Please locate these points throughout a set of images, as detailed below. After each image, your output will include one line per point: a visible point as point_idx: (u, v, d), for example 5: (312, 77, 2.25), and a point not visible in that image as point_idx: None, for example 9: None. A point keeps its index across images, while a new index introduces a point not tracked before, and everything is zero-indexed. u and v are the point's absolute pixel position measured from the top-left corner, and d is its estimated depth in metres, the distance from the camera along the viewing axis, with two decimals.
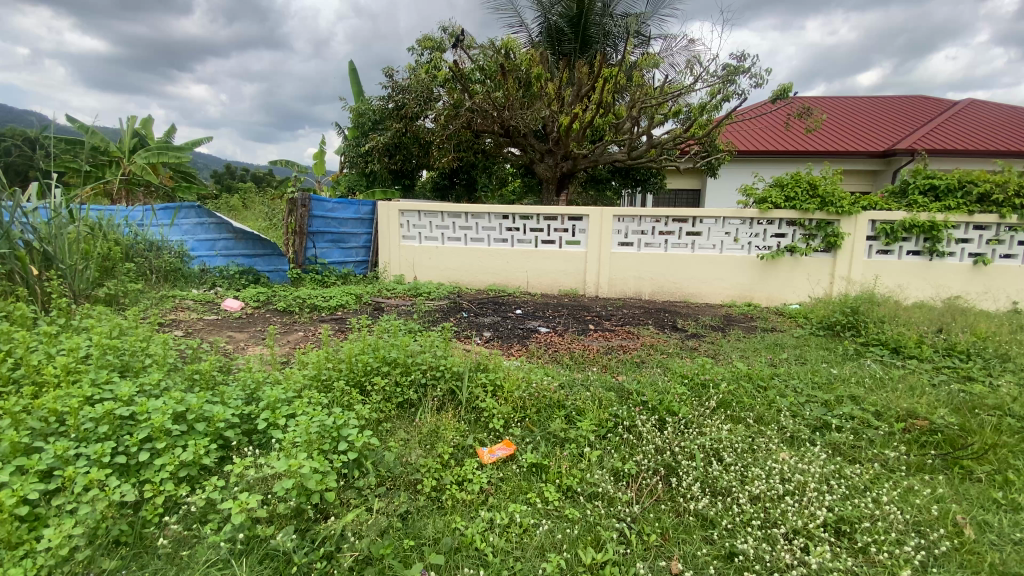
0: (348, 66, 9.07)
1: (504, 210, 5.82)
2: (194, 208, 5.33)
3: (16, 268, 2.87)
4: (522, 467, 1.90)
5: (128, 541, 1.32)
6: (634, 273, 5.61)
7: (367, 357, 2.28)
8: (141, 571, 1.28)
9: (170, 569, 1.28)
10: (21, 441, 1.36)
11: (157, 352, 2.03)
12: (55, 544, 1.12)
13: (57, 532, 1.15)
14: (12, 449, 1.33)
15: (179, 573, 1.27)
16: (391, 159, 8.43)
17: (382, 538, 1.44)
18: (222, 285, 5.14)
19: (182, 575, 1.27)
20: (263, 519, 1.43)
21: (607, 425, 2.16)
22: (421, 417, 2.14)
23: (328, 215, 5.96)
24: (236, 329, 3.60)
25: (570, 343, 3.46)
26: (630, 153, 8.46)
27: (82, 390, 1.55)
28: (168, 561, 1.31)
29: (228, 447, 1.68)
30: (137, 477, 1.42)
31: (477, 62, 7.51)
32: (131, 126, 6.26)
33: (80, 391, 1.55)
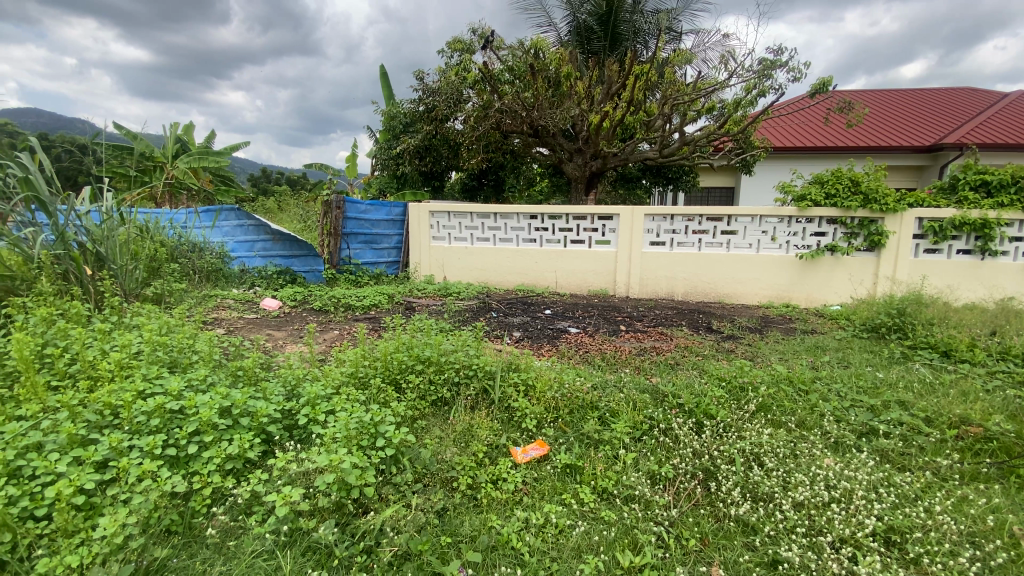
0: (379, 71, 9.24)
1: (534, 210, 5.81)
2: (234, 210, 5.53)
3: (71, 269, 2.99)
4: (556, 468, 1.89)
5: (178, 530, 1.37)
6: (667, 273, 5.51)
7: (402, 355, 2.31)
8: (191, 560, 1.32)
9: (219, 559, 1.32)
10: (78, 433, 1.43)
11: (203, 349, 2.11)
12: (110, 532, 1.17)
13: (113, 521, 1.20)
14: (69, 440, 1.40)
15: (227, 562, 1.32)
16: (421, 161, 8.51)
17: (420, 534, 1.45)
18: (260, 284, 5.30)
19: (230, 564, 1.31)
20: (305, 513, 1.47)
21: (642, 427, 2.13)
22: (454, 415, 2.15)
23: (362, 217, 6.08)
24: (274, 328, 3.71)
25: (601, 343, 3.43)
26: (662, 151, 8.32)
27: (134, 385, 1.62)
28: (215, 551, 1.36)
29: (271, 442, 1.73)
30: (186, 469, 1.48)
31: (506, 63, 7.55)
32: (173, 132, 6.54)
33: (133, 386, 1.62)
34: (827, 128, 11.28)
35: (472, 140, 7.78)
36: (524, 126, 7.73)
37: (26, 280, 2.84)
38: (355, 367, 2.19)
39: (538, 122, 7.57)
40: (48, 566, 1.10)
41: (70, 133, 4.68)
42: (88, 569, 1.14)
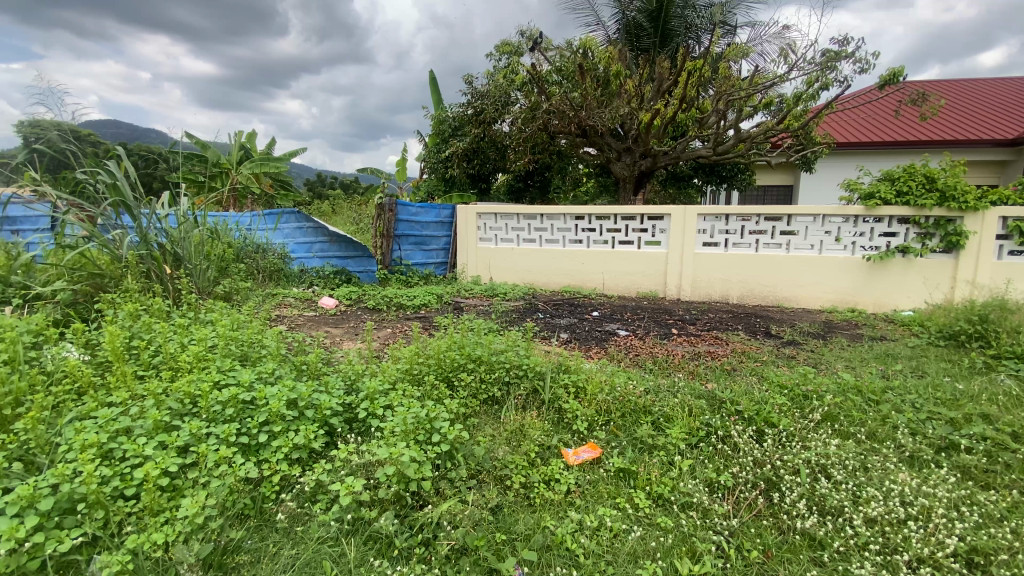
0: (429, 76, 9.44)
1: (582, 210, 5.76)
2: (294, 213, 5.81)
3: (153, 268, 3.21)
4: (609, 472, 1.87)
5: (251, 513, 1.46)
6: (721, 274, 5.32)
7: (454, 353, 2.35)
8: (263, 542, 1.40)
9: (288, 543, 1.40)
10: (162, 420, 1.54)
11: (270, 344, 2.24)
12: (192, 512, 1.26)
13: (195, 503, 1.29)
14: (155, 426, 1.52)
15: (296, 546, 1.39)
16: (469, 164, 8.60)
17: (475, 530, 1.47)
18: (318, 284, 5.54)
19: (298, 548, 1.38)
20: (366, 504, 1.52)
21: (699, 433, 2.06)
22: (506, 415, 2.17)
23: (412, 219, 6.23)
24: (332, 325, 3.88)
25: (652, 347, 3.35)
26: (716, 149, 8.06)
27: (211, 376, 1.73)
28: (284, 535, 1.43)
29: (334, 434, 1.80)
30: (257, 457, 1.56)
31: (554, 64, 7.54)
32: (238, 140, 6.94)
33: (210, 377, 1.74)
34: (897, 122, 10.56)
35: (519, 142, 7.82)
36: (572, 126, 7.69)
37: (113, 277, 3.06)
38: (410, 365, 2.24)
39: (586, 122, 7.50)
40: (137, 542, 1.19)
41: (147, 142, 5.05)
42: (172, 546, 1.23)
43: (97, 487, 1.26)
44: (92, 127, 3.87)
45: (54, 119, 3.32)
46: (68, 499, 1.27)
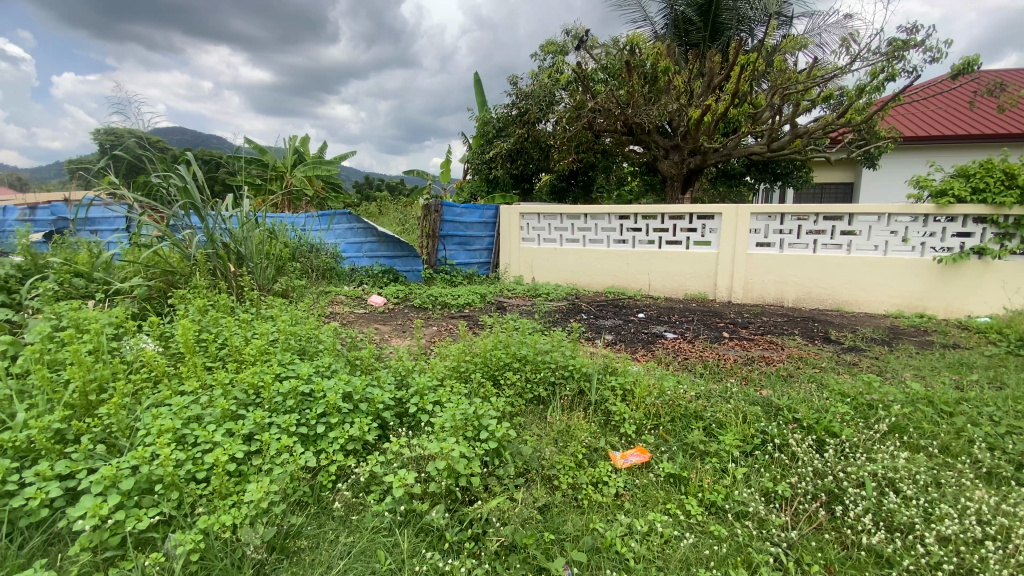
0: (474, 78, 9.55)
1: (627, 210, 5.67)
2: (345, 214, 6.01)
3: (219, 266, 3.42)
4: (659, 477, 1.83)
5: (310, 500, 1.52)
6: (775, 276, 5.10)
7: (500, 352, 2.37)
8: (321, 529, 1.46)
9: (344, 531, 1.45)
10: (229, 409, 1.64)
11: (326, 339, 2.33)
12: (257, 497, 1.33)
13: (260, 488, 1.36)
14: (223, 414, 1.61)
15: (351, 535, 1.44)
16: (513, 164, 8.62)
17: (524, 528, 1.48)
18: (367, 282, 5.71)
19: (354, 537, 1.43)
20: (417, 497, 1.56)
21: (754, 441, 1.99)
22: (552, 415, 2.16)
23: (457, 219, 6.33)
24: (382, 322, 4.00)
25: (702, 351, 3.25)
26: (770, 145, 7.74)
27: (273, 368, 1.82)
28: (340, 523, 1.48)
29: (386, 427, 1.86)
30: (315, 447, 1.63)
31: (600, 62, 7.45)
32: (293, 144, 7.26)
33: (272, 369, 1.83)
34: (972, 114, 9.81)
35: (564, 141, 7.78)
36: (617, 124, 7.59)
37: (183, 275, 3.27)
38: (458, 362, 2.28)
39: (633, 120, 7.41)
40: (208, 523, 1.27)
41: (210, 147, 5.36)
42: (239, 527, 1.31)
43: (172, 469, 1.35)
44: (163, 134, 4.14)
45: (129, 127, 3.56)
46: (147, 480, 1.36)
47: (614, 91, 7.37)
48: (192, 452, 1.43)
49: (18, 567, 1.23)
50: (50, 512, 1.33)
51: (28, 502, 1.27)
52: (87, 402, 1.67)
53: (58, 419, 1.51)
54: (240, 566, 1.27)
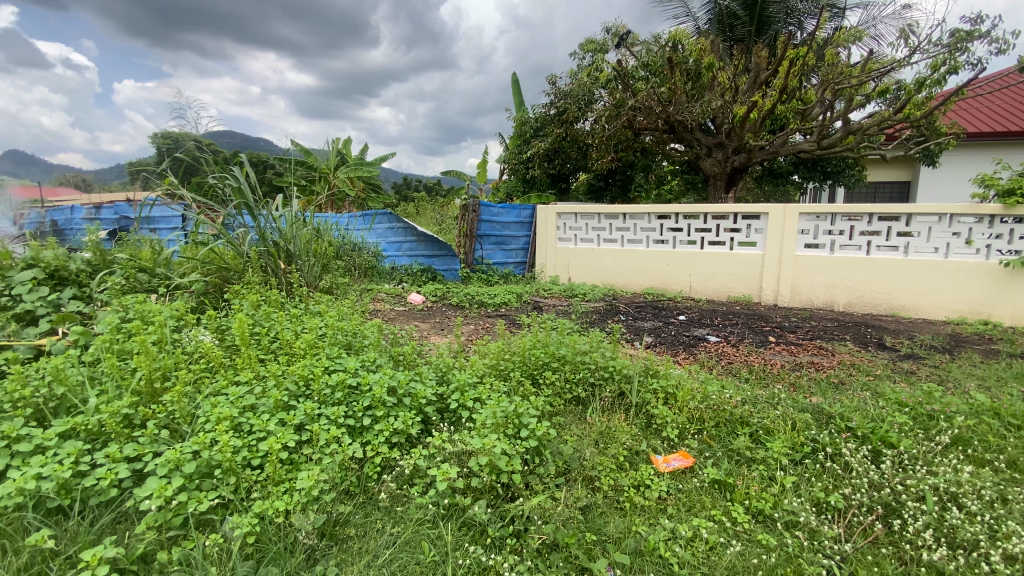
0: (512, 78, 9.58)
1: (668, 209, 5.57)
2: (386, 214, 6.13)
3: (270, 263, 3.56)
4: (704, 483, 1.78)
5: (357, 490, 1.56)
6: (825, 279, 4.88)
7: (539, 352, 2.37)
8: (367, 518, 1.50)
9: (389, 522, 1.49)
10: (281, 400, 1.70)
11: (371, 335, 2.39)
12: (308, 485, 1.39)
13: (310, 477, 1.42)
14: (276, 404, 1.68)
15: (397, 525, 1.48)
16: (551, 164, 8.58)
17: (565, 527, 1.47)
18: (407, 281, 5.82)
19: (399, 527, 1.47)
20: (460, 491, 1.58)
21: (804, 449, 1.92)
22: (591, 416, 2.15)
23: (494, 219, 6.37)
24: (421, 319, 4.07)
25: (747, 355, 3.15)
26: (820, 142, 7.43)
27: (322, 362, 1.89)
28: (385, 514, 1.52)
29: (429, 422, 1.89)
30: (362, 438, 1.68)
31: (641, 59, 7.36)
32: (336, 146, 7.48)
33: (321, 362, 1.89)
34: None
35: (603, 140, 7.68)
36: (659, 122, 7.49)
37: (237, 271, 3.42)
38: (497, 360, 2.29)
39: (675, 117, 7.31)
40: (263, 507, 1.34)
41: (258, 150, 5.59)
42: (292, 513, 1.37)
43: (230, 455, 1.42)
44: (216, 138, 4.35)
45: (184, 131, 3.75)
46: (207, 464, 1.44)
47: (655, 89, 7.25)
48: (247, 440, 1.50)
49: (90, 543, 1.32)
50: (118, 492, 1.42)
51: (100, 481, 1.37)
52: (152, 389, 1.78)
53: (126, 405, 1.61)
54: (293, 551, 1.34)
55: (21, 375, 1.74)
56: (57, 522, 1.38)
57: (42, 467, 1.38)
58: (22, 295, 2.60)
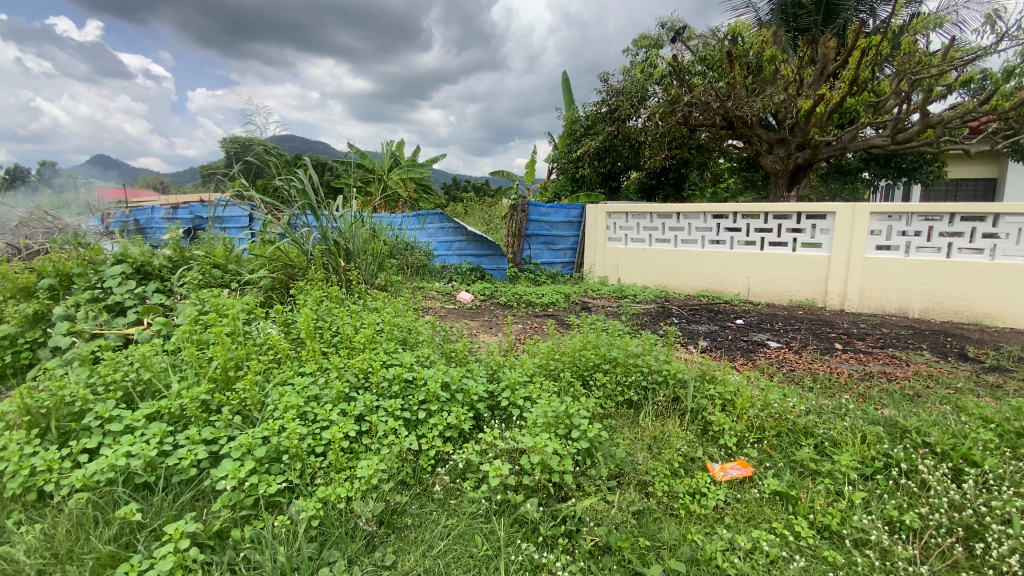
0: (563, 76, 9.55)
1: (724, 208, 5.38)
2: (437, 214, 6.25)
3: (331, 261, 3.72)
4: (764, 494, 1.71)
5: (412, 481, 1.61)
6: (899, 283, 4.55)
7: (589, 353, 2.35)
8: (421, 509, 1.55)
9: (443, 513, 1.52)
10: (343, 391, 1.78)
11: (425, 331, 2.46)
12: (368, 474, 1.45)
13: (370, 466, 1.48)
14: (338, 395, 1.76)
15: (450, 517, 1.51)
16: (601, 162, 8.41)
17: (618, 531, 1.46)
18: (456, 279, 5.93)
19: (453, 519, 1.51)
20: (512, 488, 1.59)
21: (875, 464, 1.81)
22: (644, 420, 2.11)
23: (543, 219, 6.37)
24: (471, 317, 4.14)
25: (811, 363, 2.99)
26: (895, 137, 6.98)
27: (380, 356, 1.95)
28: (439, 506, 1.56)
29: (480, 419, 1.92)
30: (417, 431, 1.73)
31: (698, 54, 7.17)
32: (389, 148, 7.70)
33: (379, 357, 1.96)
34: None
35: (655, 138, 7.37)
36: (716, 119, 7.23)
37: (301, 268, 3.59)
38: (547, 360, 2.30)
39: (734, 113, 7.02)
40: (326, 493, 1.41)
41: (316, 153, 5.84)
42: (353, 500, 1.44)
43: (297, 441, 1.50)
44: (280, 141, 4.58)
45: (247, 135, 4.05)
46: (275, 449, 1.52)
47: (713, 84, 7.07)
48: (312, 428, 1.58)
49: (172, 517, 1.44)
50: (197, 472, 1.53)
51: (181, 461, 1.48)
52: (227, 376, 1.91)
53: (203, 391, 1.74)
54: (353, 536, 1.41)
55: (114, 360, 1.92)
56: (144, 497, 1.51)
57: (131, 445, 1.51)
58: (113, 289, 2.86)
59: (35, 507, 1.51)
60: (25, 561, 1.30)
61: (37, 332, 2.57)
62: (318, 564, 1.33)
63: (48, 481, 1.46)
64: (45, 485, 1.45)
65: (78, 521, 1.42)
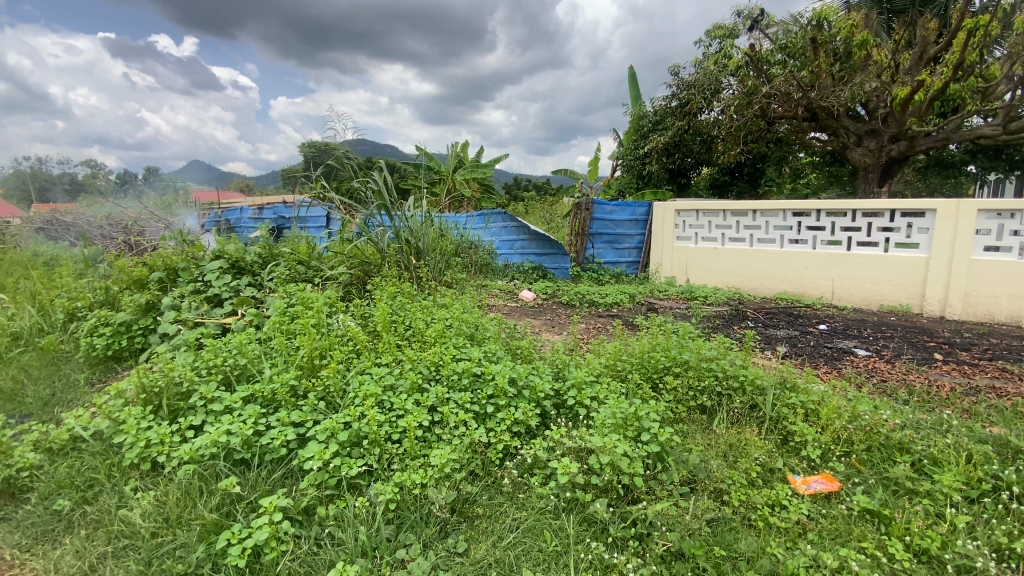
0: (630, 71, 9.37)
1: (806, 205, 5.05)
2: (501, 214, 6.31)
3: (403, 258, 3.87)
4: (852, 511, 1.59)
5: (482, 473, 1.64)
6: (1013, 289, 4.03)
7: (659, 355, 2.29)
8: (490, 501, 1.58)
9: (512, 506, 1.55)
10: (417, 383, 1.86)
11: (492, 328, 2.50)
12: (441, 462, 1.51)
13: (442, 455, 1.54)
14: (412, 386, 1.84)
15: (519, 510, 1.54)
16: (669, 158, 8.04)
17: (691, 539, 1.42)
18: (519, 278, 5.98)
19: (521, 512, 1.53)
20: (580, 487, 1.59)
21: (982, 486, 1.63)
22: (718, 427, 2.03)
23: (607, 218, 6.29)
24: (533, 316, 4.15)
25: (905, 375, 2.73)
26: (1007, 126, 6.37)
27: (450, 351, 2.01)
28: (508, 499, 1.58)
29: (547, 417, 1.92)
30: (485, 424, 1.77)
31: (778, 42, 6.81)
32: (455, 149, 7.88)
33: (450, 351, 2.01)
34: None
35: (730, 132, 7.04)
36: (798, 110, 6.81)
37: (376, 265, 3.75)
38: (614, 361, 2.27)
39: (818, 104, 6.62)
40: (402, 478, 1.48)
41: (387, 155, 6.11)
42: (427, 487, 1.50)
43: (376, 428, 1.58)
44: (355, 144, 4.84)
45: (324, 140, 4.32)
46: (356, 434, 1.61)
47: (795, 73, 6.69)
48: (389, 416, 1.66)
49: (266, 492, 1.56)
50: (287, 452, 1.65)
51: (273, 440, 1.61)
52: (312, 364, 2.04)
53: (292, 377, 1.87)
54: (427, 522, 1.47)
55: (215, 347, 2.11)
56: (242, 471, 1.64)
57: (231, 424, 1.66)
58: (212, 282, 3.15)
59: (149, 476, 1.69)
60: (143, 525, 1.49)
61: (148, 319, 2.87)
62: (395, 545, 1.40)
63: (161, 453, 1.64)
64: (158, 456, 1.62)
65: (185, 490, 1.57)
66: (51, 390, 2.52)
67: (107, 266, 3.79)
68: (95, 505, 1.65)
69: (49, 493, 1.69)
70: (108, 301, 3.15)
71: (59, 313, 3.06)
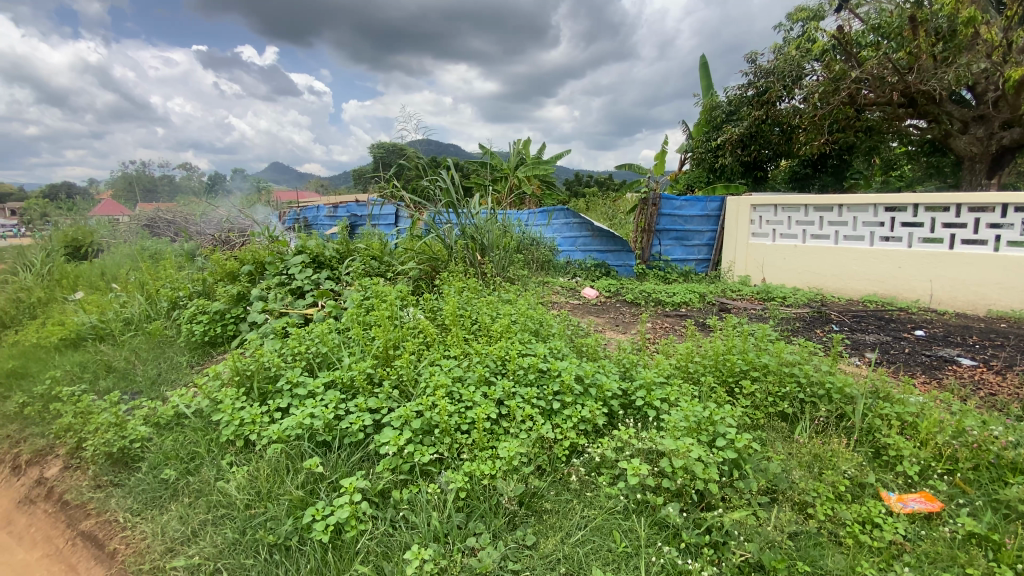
0: (702, 61, 8.99)
1: (900, 199, 4.62)
2: (563, 210, 6.24)
3: (469, 254, 3.95)
4: (957, 535, 1.44)
5: (549, 469, 1.65)
6: None
7: (734, 358, 2.18)
8: (558, 497, 1.58)
9: (579, 502, 1.55)
10: (484, 376, 1.89)
11: (557, 325, 2.50)
12: (509, 455, 1.54)
13: (510, 449, 1.56)
14: (480, 379, 1.88)
15: (587, 507, 1.53)
16: (745, 150, 7.48)
17: (771, 550, 1.35)
18: (581, 275, 5.91)
19: (589, 510, 1.52)
20: (650, 489, 1.56)
21: None
22: (800, 436, 1.91)
23: (676, 213, 6.10)
24: (597, 314, 4.10)
25: (1018, 388, 2.44)
26: None
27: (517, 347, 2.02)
28: (576, 497, 1.58)
29: (614, 416, 1.89)
30: (552, 420, 1.77)
31: (870, 22, 6.30)
32: (518, 146, 7.92)
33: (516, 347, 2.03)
34: None
35: (813, 121, 6.58)
36: (893, 96, 6.39)
37: (443, 261, 3.84)
38: (686, 362, 2.20)
39: (917, 88, 6.16)
40: (472, 468, 1.52)
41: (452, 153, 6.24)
42: (496, 478, 1.52)
43: (446, 418, 1.64)
44: (422, 143, 5.00)
45: (394, 141, 4.51)
46: (428, 423, 1.67)
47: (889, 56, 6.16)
48: (459, 407, 1.70)
49: (346, 473, 1.65)
50: (364, 436, 1.74)
51: (352, 425, 1.70)
52: (387, 354, 2.13)
53: (369, 366, 1.97)
54: (496, 513, 1.50)
55: (300, 335, 2.25)
56: (324, 452, 1.74)
57: (314, 408, 1.78)
58: (295, 275, 3.37)
59: (242, 452, 1.84)
60: (238, 496, 1.63)
61: (239, 308, 3.12)
62: (465, 533, 1.44)
63: (253, 431, 1.78)
64: (250, 434, 1.76)
65: (275, 467, 1.69)
66: (158, 369, 2.81)
67: (203, 260, 4.16)
68: (196, 476, 1.81)
69: (157, 463, 1.89)
70: (205, 291, 3.47)
71: (164, 301, 3.42)
